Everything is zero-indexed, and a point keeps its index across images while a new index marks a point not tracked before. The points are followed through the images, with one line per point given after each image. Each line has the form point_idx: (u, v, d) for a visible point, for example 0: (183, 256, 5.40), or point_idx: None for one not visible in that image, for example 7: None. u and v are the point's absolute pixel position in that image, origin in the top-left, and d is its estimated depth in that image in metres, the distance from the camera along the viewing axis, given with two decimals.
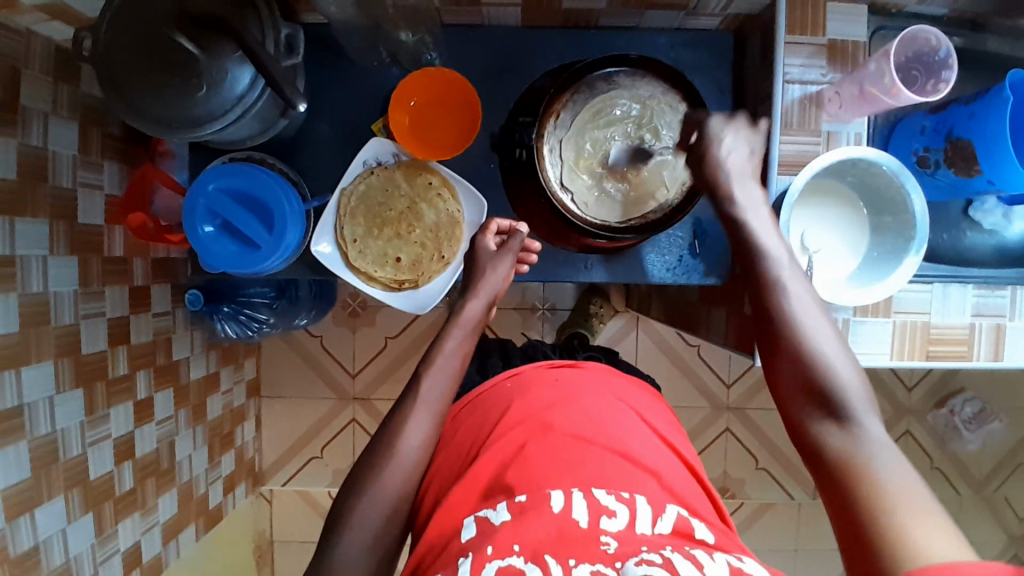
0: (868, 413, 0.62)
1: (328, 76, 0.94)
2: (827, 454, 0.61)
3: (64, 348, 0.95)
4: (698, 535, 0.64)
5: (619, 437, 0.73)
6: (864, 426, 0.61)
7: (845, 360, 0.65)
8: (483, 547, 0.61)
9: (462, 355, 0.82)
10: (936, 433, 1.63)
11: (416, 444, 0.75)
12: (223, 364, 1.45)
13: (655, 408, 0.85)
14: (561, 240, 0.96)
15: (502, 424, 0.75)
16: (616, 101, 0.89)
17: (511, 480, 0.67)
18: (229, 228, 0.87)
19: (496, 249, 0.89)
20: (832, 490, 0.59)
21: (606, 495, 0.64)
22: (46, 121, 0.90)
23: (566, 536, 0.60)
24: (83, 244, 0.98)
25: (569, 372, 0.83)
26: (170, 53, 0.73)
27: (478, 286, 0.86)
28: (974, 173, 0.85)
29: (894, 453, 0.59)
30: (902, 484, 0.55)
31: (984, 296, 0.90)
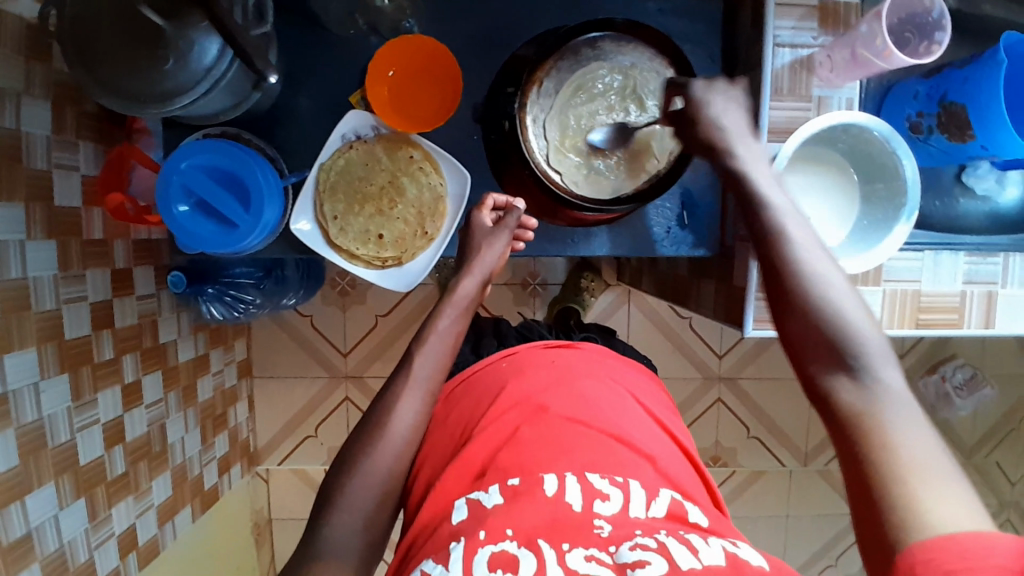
0: (887, 366, 0.57)
1: (305, 47, 0.91)
2: (845, 428, 0.55)
3: (48, 334, 0.93)
4: (691, 519, 0.63)
5: (614, 422, 0.72)
6: (881, 379, 0.57)
7: (859, 315, 0.61)
8: (475, 532, 0.60)
9: (454, 335, 0.82)
10: (928, 401, 1.63)
11: (406, 424, 0.74)
12: (213, 345, 1.44)
13: (653, 393, 0.84)
14: (550, 216, 0.94)
15: (496, 406, 0.74)
16: (599, 73, 0.86)
17: (504, 464, 0.66)
18: (205, 207, 0.84)
19: (491, 227, 0.89)
20: (844, 448, 0.55)
21: (600, 480, 0.64)
22: (19, 101, 0.87)
23: (560, 521, 0.60)
24: (62, 227, 0.96)
25: (564, 354, 0.82)
26: (136, 25, 0.69)
27: (473, 264, 0.87)
28: (967, 138, 0.83)
29: (922, 425, 0.53)
30: (915, 441, 0.52)
31: (976, 264, 0.89)
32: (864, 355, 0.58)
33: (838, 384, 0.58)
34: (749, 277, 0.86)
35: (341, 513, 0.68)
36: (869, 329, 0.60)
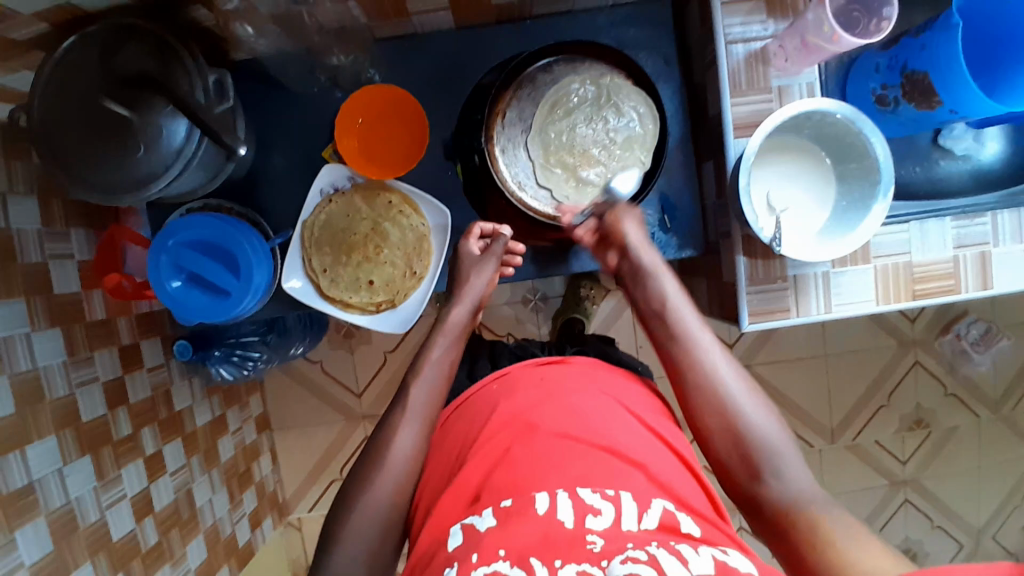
0: (797, 463, 0.69)
1: (271, 110, 0.93)
2: (786, 527, 0.66)
3: (65, 420, 0.96)
4: (683, 529, 0.63)
5: (606, 433, 0.72)
6: (795, 476, 0.69)
7: (765, 418, 0.72)
8: (469, 555, 0.60)
9: (448, 363, 0.84)
10: (945, 360, 1.62)
11: (405, 452, 0.75)
12: (228, 405, 1.46)
13: (643, 399, 0.83)
14: (534, 238, 0.94)
15: (487, 430, 0.74)
16: (570, 88, 0.88)
17: (496, 487, 0.67)
18: (198, 279, 0.85)
19: (479, 254, 0.90)
20: (787, 547, 0.65)
21: (590, 495, 0.64)
22: (5, 200, 0.89)
23: (553, 538, 0.60)
24: (64, 315, 0.98)
25: (553, 370, 0.82)
26: (103, 119, 0.72)
27: (462, 292, 0.88)
28: (935, 104, 0.84)
29: (842, 512, 0.65)
30: (841, 523, 0.63)
31: (964, 227, 0.89)
32: (779, 456, 0.70)
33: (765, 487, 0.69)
34: (737, 273, 0.86)
35: (355, 559, 0.70)
36: (778, 436, 0.71)
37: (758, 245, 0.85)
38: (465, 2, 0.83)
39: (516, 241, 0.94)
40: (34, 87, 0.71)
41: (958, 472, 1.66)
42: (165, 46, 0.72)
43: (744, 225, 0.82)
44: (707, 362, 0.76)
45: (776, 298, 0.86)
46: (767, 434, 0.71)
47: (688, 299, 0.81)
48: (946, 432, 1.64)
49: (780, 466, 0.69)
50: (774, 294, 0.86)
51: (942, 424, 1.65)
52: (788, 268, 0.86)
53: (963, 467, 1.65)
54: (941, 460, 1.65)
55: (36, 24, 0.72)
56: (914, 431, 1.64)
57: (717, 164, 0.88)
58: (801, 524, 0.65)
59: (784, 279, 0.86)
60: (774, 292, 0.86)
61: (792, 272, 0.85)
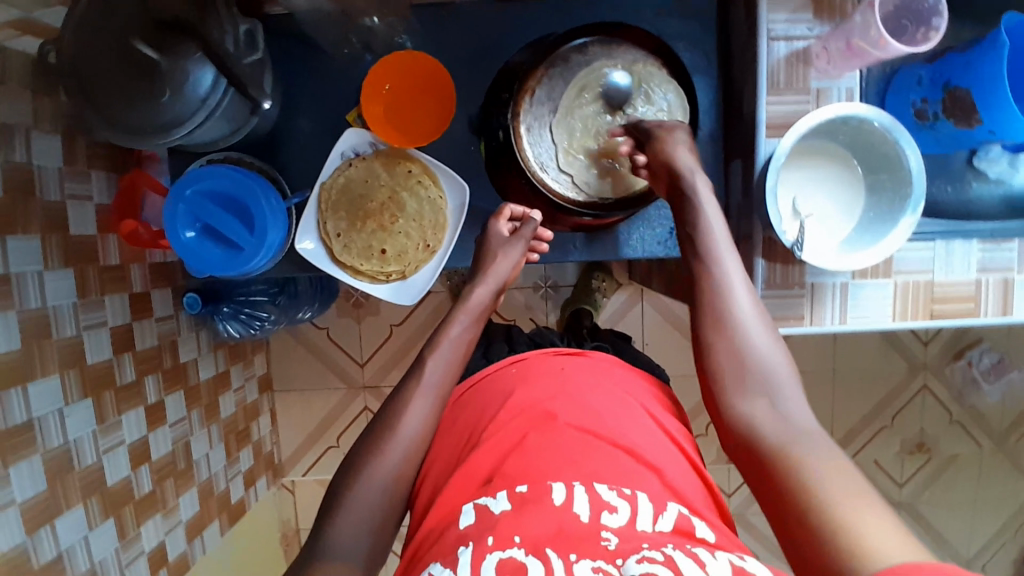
0: (795, 395, 0.68)
1: (301, 70, 0.92)
2: (764, 454, 0.63)
3: (70, 360, 0.97)
4: (698, 534, 0.63)
5: (624, 432, 0.72)
6: (788, 407, 0.66)
7: (773, 349, 0.70)
8: (483, 538, 0.60)
9: (466, 342, 0.83)
10: (954, 387, 1.60)
11: (415, 429, 0.75)
12: (232, 361, 1.47)
13: (658, 399, 0.82)
14: (553, 223, 0.94)
15: (503, 415, 0.74)
16: (601, 71, 0.86)
17: (510, 473, 0.67)
18: (211, 232, 0.85)
19: (507, 236, 0.89)
20: (759, 470, 0.63)
21: (607, 492, 0.64)
22: (29, 137, 0.89)
23: (567, 531, 0.60)
24: (78, 257, 0.98)
25: (573, 362, 0.82)
26: (129, 60, 0.71)
27: (487, 271, 0.87)
28: (974, 123, 0.81)
29: (827, 444, 0.62)
30: (823, 454, 0.60)
31: (991, 251, 0.86)
32: (777, 386, 0.68)
33: (753, 408, 0.67)
34: (754, 276, 0.83)
35: None
36: (781, 368, 0.69)
37: (779, 249, 0.83)
38: None
39: (542, 227, 0.93)
40: (70, 23, 0.71)
41: (954, 501, 1.64)
42: None
43: (766, 227, 0.80)
44: (724, 280, 0.74)
45: (791, 305, 0.84)
46: (769, 364, 0.69)
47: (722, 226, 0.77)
48: (946, 459, 1.62)
49: (773, 395, 0.67)
50: (790, 301, 0.84)
51: (943, 451, 1.63)
52: (806, 275, 0.84)
53: (960, 496, 1.64)
54: (938, 487, 1.63)
55: None
56: (914, 456, 1.62)
57: (745, 164, 0.86)
58: (782, 449, 0.62)
59: (801, 287, 0.84)
60: (790, 299, 0.84)
61: (810, 280, 0.83)
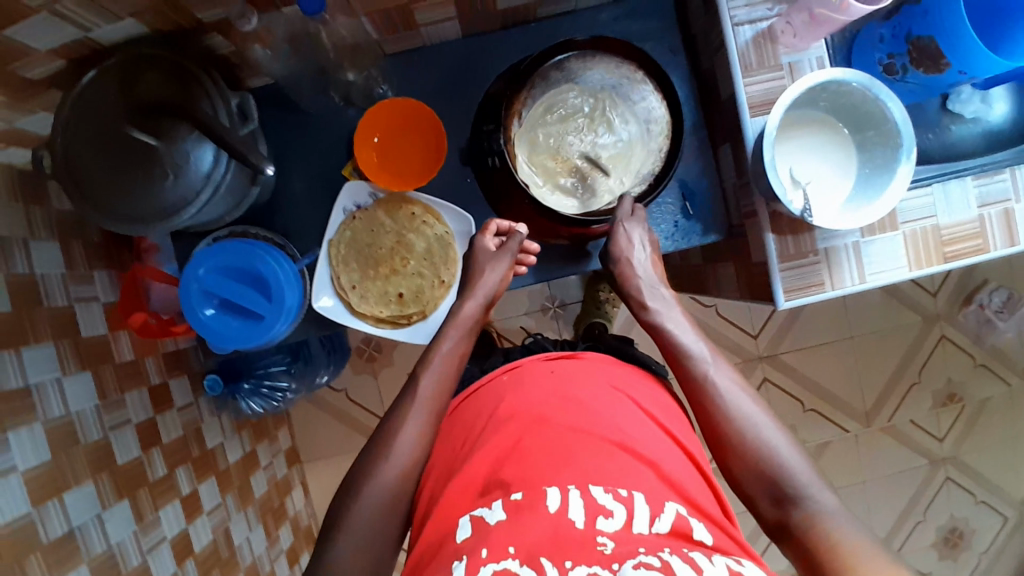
0: (822, 486, 0.70)
1: (288, 135, 0.94)
2: (806, 548, 0.67)
3: (100, 464, 0.95)
4: (696, 536, 0.62)
5: (617, 426, 0.72)
6: (818, 496, 0.69)
7: (792, 449, 0.74)
8: (477, 550, 0.60)
9: (457, 356, 0.83)
10: (970, 331, 1.61)
11: (411, 440, 0.75)
12: (258, 440, 1.45)
13: (655, 399, 0.82)
14: (546, 235, 0.95)
15: (495, 420, 0.75)
16: (569, 95, 0.88)
17: (506, 478, 0.67)
18: (230, 305, 0.86)
19: (494, 250, 0.89)
20: (804, 562, 0.67)
21: (603, 493, 0.63)
22: (27, 245, 0.90)
23: (562, 536, 0.60)
24: (91, 357, 0.98)
25: (565, 364, 0.82)
26: (127, 150, 0.73)
27: (476, 287, 0.88)
28: (943, 67, 0.85)
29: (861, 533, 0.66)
30: (861, 545, 0.64)
31: (985, 185, 0.89)
32: (799, 482, 0.71)
33: (790, 511, 0.70)
34: (766, 251, 0.85)
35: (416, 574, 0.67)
36: (801, 465, 0.72)
37: (786, 220, 0.84)
38: (471, 9, 0.85)
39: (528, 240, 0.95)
40: (58, 122, 0.71)
41: (996, 444, 1.63)
42: (183, 73, 0.74)
43: (769, 201, 0.81)
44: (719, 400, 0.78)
45: (808, 273, 0.85)
46: (789, 464, 0.72)
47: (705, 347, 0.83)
48: (979, 404, 1.62)
49: (801, 487, 0.70)
50: (806, 269, 0.85)
51: (974, 397, 1.63)
52: (817, 242, 0.84)
53: (1000, 439, 1.63)
54: (977, 433, 1.63)
55: (55, 61, 0.74)
56: (948, 407, 1.62)
57: (734, 146, 0.88)
58: (819, 542, 0.66)
59: (815, 253, 0.85)
60: (807, 267, 0.85)
61: (822, 244, 0.84)
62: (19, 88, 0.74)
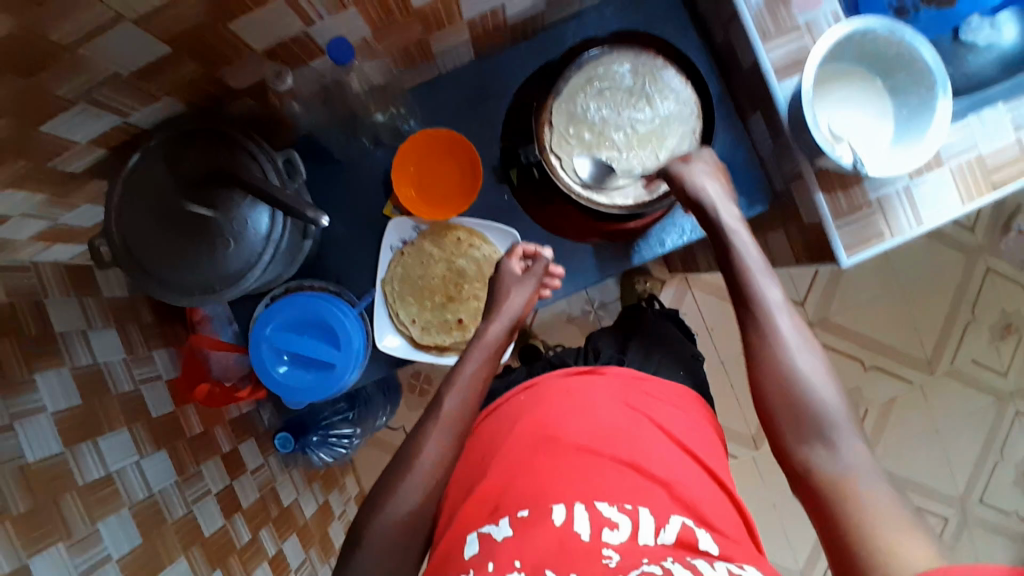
0: (851, 434, 0.67)
1: (324, 184, 0.95)
2: (818, 492, 0.65)
3: (191, 538, 0.94)
4: (701, 546, 0.64)
5: (629, 446, 0.73)
6: (847, 444, 0.66)
7: (828, 387, 0.70)
8: (484, 565, 0.62)
9: (482, 379, 0.81)
10: (1016, 258, 1.58)
11: (432, 459, 0.73)
12: (328, 489, 1.45)
13: (678, 412, 0.81)
14: (584, 235, 0.95)
15: (513, 441, 0.76)
16: (612, 69, 0.87)
17: (517, 497, 0.68)
18: (300, 359, 0.87)
19: (519, 273, 0.88)
20: (814, 510, 0.65)
21: (608, 508, 0.66)
22: (87, 337, 0.89)
23: (567, 547, 0.62)
24: (165, 434, 0.99)
25: (585, 380, 0.82)
26: (183, 224, 0.74)
27: (500, 309, 0.86)
28: (953, 1, 0.89)
29: (887, 485, 0.63)
30: (883, 498, 0.61)
31: (1018, 108, 0.87)
32: (835, 426, 0.67)
33: (811, 451, 0.67)
34: (818, 210, 0.85)
35: None
36: (832, 398, 0.69)
37: (833, 175, 0.84)
38: (483, 28, 0.86)
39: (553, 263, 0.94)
40: (113, 205, 0.73)
41: None
42: (228, 142, 0.77)
43: (813, 160, 0.81)
44: (770, 319, 0.74)
45: (865, 226, 0.84)
46: (819, 393, 0.69)
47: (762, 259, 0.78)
48: None
49: (831, 435, 0.67)
50: (862, 222, 0.84)
51: None
52: (868, 192, 0.84)
53: None
54: None
55: (95, 151, 0.75)
56: (1007, 338, 1.59)
57: (765, 114, 0.88)
58: (838, 493, 0.63)
59: (868, 205, 0.84)
60: (862, 221, 0.84)
61: (873, 195, 0.84)
62: (63, 183, 0.76)
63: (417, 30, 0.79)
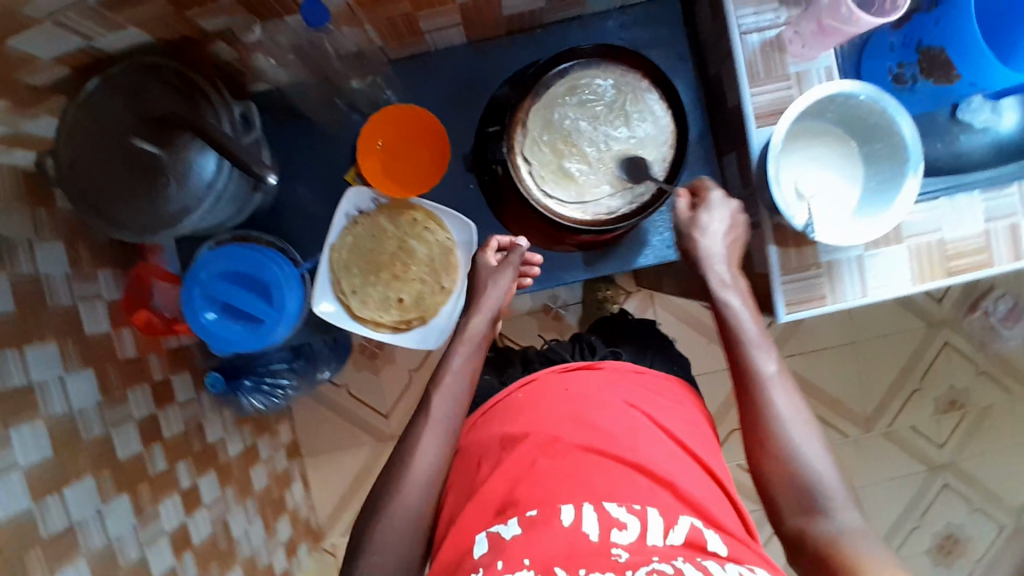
0: (846, 505, 0.69)
1: (291, 138, 0.93)
2: (820, 560, 0.67)
3: (102, 460, 0.94)
4: (710, 547, 0.64)
5: (630, 445, 0.72)
6: (841, 512, 0.69)
7: (824, 458, 0.72)
8: (494, 563, 0.62)
9: (470, 372, 0.83)
10: (975, 337, 1.60)
11: (430, 461, 0.75)
12: (258, 434, 1.46)
13: (673, 409, 0.80)
14: (557, 241, 0.94)
15: (509, 444, 0.74)
16: (594, 82, 0.86)
17: (519, 497, 0.67)
18: (231, 309, 0.86)
19: (496, 264, 0.89)
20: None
21: (616, 508, 0.65)
22: (31, 246, 0.87)
23: (577, 550, 0.61)
24: (96, 355, 0.97)
25: (580, 377, 0.81)
26: (129, 158, 0.73)
27: (480, 301, 0.87)
28: (954, 78, 0.83)
29: (882, 547, 0.66)
30: (879, 558, 0.64)
31: (993, 199, 0.88)
32: (830, 497, 0.70)
33: (812, 522, 0.69)
34: (768, 264, 0.84)
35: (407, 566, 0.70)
36: (829, 471, 0.71)
37: (789, 233, 0.84)
38: (477, 14, 0.84)
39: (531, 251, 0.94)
40: (59, 127, 0.71)
41: (997, 451, 1.63)
42: (188, 83, 0.74)
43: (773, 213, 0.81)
44: (768, 395, 0.76)
45: (811, 286, 0.85)
46: (817, 470, 0.71)
47: (761, 334, 0.80)
48: (981, 411, 1.62)
49: (829, 505, 0.69)
50: (809, 282, 0.85)
51: (976, 404, 1.63)
52: (820, 255, 0.84)
53: (1002, 446, 1.63)
54: (979, 440, 1.62)
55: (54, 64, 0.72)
56: (949, 414, 1.61)
57: (740, 156, 0.87)
58: (835, 559, 0.65)
59: (818, 266, 0.84)
60: (809, 280, 0.84)
61: (824, 258, 0.84)
62: None
63: (404, 5, 0.77)
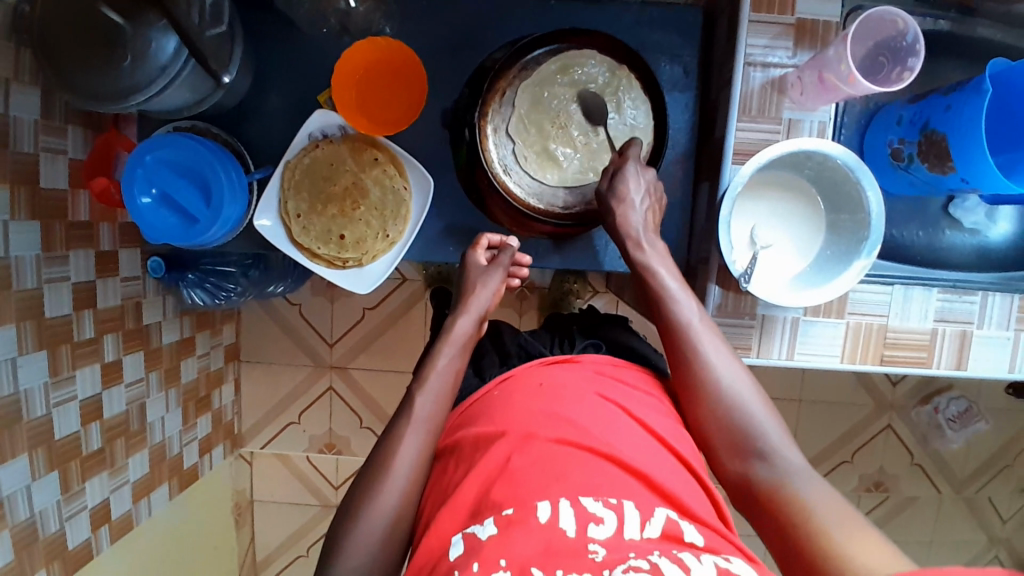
0: (784, 442, 0.69)
1: (277, 45, 0.91)
2: (765, 506, 0.66)
3: (28, 311, 0.91)
4: (687, 538, 0.56)
5: (602, 436, 0.62)
6: (782, 454, 0.68)
7: (759, 405, 0.71)
8: (467, 567, 0.52)
9: (453, 372, 0.76)
10: (919, 430, 1.59)
11: (408, 465, 0.68)
12: (199, 329, 1.41)
13: (648, 402, 0.71)
14: (524, 229, 0.92)
15: (481, 437, 0.65)
16: (589, 67, 0.85)
17: (496, 496, 0.58)
18: (169, 200, 0.84)
19: (486, 264, 0.87)
20: (769, 523, 0.66)
21: (592, 501, 0.56)
22: (7, 88, 0.85)
23: (555, 549, 0.52)
24: (46, 210, 0.93)
25: (555, 373, 0.72)
26: (93, 21, 0.71)
27: (468, 304, 0.82)
28: (948, 170, 0.80)
29: (822, 484, 0.65)
30: (823, 496, 0.63)
31: (950, 301, 0.85)
32: (766, 440, 0.69)
33: (754, 467, 0.68)
34: (707, 301, 0.83)
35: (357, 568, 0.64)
36: (766, 420, 0.70)
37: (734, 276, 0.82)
38: None
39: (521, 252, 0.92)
40: None
41: (907, 542, 1.64)
42: None
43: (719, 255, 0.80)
44: (699, 352, 0.74)
45: (739, 335, 0.84)
46: (753, 416, 0.70)
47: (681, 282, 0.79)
48: (904, 500, 1.62)
49: (766, 448, 0.68)
50: (739, 330, 0.84)
51: (901, 492, 1.62)
52: (757, 306, 0.83)
53: (914, 538, 1.64)
54: (892, 527, 1.63)
55: None
56: (871, 493, 1.62)
57: (710, 187, 0.84)
58: (779, 496, 0.65)
59: (752, 318, 0.83)
60: (740, 329, 0.83)
61: (761, 311, 0.83)
62: None
63: None
